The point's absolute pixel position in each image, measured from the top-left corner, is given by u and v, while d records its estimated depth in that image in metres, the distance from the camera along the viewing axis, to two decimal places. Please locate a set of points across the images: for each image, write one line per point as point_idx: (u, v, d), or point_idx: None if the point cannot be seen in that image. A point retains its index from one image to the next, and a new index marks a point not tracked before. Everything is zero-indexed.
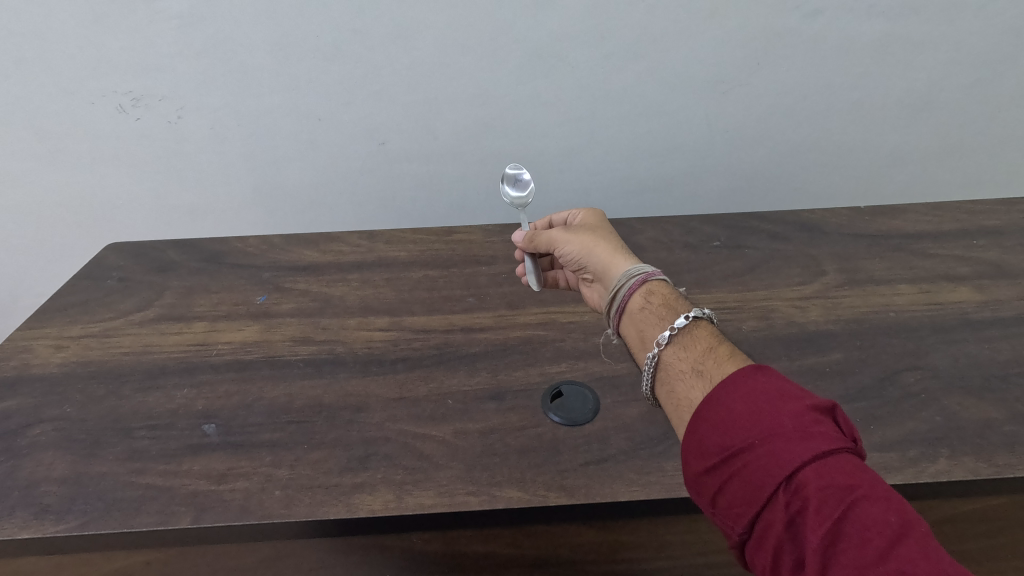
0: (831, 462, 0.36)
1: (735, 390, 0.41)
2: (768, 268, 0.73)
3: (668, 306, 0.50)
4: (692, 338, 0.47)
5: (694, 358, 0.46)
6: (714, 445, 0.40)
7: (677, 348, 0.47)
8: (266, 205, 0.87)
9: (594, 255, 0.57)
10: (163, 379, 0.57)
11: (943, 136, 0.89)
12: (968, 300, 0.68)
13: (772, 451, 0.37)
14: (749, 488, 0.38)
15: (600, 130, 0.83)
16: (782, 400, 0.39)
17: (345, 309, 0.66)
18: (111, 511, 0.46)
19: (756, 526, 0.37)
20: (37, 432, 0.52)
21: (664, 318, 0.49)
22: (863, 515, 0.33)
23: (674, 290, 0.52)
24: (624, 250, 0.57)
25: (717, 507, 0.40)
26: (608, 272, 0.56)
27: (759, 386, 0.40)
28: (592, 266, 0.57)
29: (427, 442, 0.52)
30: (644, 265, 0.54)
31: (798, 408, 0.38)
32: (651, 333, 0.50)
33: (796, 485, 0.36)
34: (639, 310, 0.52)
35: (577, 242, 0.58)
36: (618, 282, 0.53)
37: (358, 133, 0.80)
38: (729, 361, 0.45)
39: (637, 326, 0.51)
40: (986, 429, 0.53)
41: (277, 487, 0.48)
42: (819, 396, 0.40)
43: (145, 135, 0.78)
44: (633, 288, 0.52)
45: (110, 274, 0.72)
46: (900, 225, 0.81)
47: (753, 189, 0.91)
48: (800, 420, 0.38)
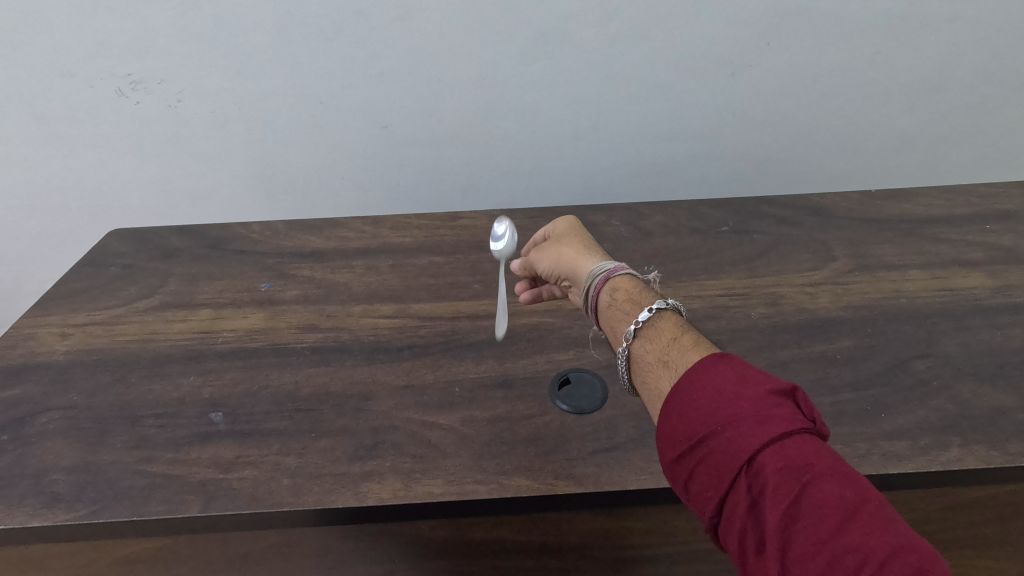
0: (789, 445, 0.35)
1: (699, 379, 0.40)
2: (778, 254, 0.72)
3: (633, 301, 0.50)
4: (656, 330, 0.47)
5: (659, 350, 0.46)
6: (679, 433, 0.40)
7: (644, 342, 0.47)
8: (270, 190, 0.86)
9: (562, 264, 0.56)
10: (168, 367, 0.57)
11: (954, 118, 0.88)
12: (981, 286, 0.67)
13: (734, 436, 0.37)
14: (713, 474, 0.37)
15: (606, 113, 0.82)
16: (743, 386, 0.38)
17: (350, 296, 0.65)
18: (121, 499, 0.46)
19: (722, 510, 0.37)
20: (45, 421, 0.52)
21: (629, 313, 0.49)
22: (821, 494, 0.33)
23: (640, 283, 0.52)
24: (589, 250, 0.56)
25: (687, 493, 0.39)
26: (577, 275, 0.55)
27: (722, 373, 0.40)
28: (564, 275, 0.57)
29: (434, 430, 0.51)
30: (606, 262, 0.54)
31: (757, 393, 0.38)
32: (620, 329, 0.49)
33: (756, 469, 0.35)
34: (607, 308, 0.51)
35: (547, 255, 0.58)
36: (584, 285, 0.53)
37: (361, 116, 0.79)
38: (694, 349, 0.45)
39: (608, 323, 0.51)
40: (999, 416, 0.52)
41: (286, 475, 0.48)
42: (779, 379, 0.39)
43: (145, 119, 0.77)
44: (597, 288, 0.52)
45: (115, 261, 0.71)
46: (911, 209, 0.80)
47: (761, 172, 0.90)
48: (759, 404, 0.37)
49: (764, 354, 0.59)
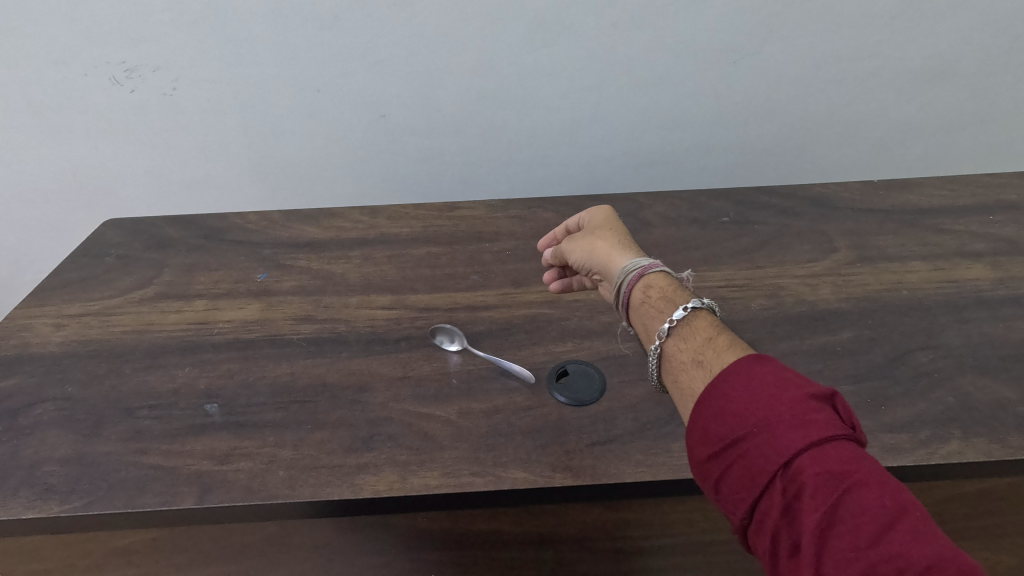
0: (827, 449, 0.35)
1: (735, 380, 0.40)
2: (779, 245, 0.72)
3: (668, 298, 0.49)
4: (691, 329, 0.47)
5: (695, 349, 0.45)
6: (715, 433, 0.40)
7: (677, 340, 0.47)
8: (266, 178, 0.85)
9: (596, 257, 0.56)
10: (164, 358, 0.56)
11: (959, 108, 0.87)
12: (984, 278, 0.66)
13: (770, 437, 0.37)
14: (748, 475, 0.37)
15: (606, 102, 0.81)
16: (780, 387, 0.38)
17: (346, 287, 0.65)
18: (116, 491, 0.46)
19: (756, 511, 0.37)
20: (39, 412, 0.52)
21: (664, 310, 0.48)
22: (860, 500, 0.33)
23: (675, 280, 0.51)
24: (624, 245, 0.56)
25: (720, 493, 0.39)
26: (611, 270, 0.54)
27: (758, 375, 0.39)
28: (597, 269, 0.56)
29: (431, 422, 0.51)
30: (642, 258, 0.53)
31: (796, 395, 0.38)
32: (653, 326, 0.49)
33: (792, 472, 0.35)
34: (641, 304, 0.51)
35: (581, 249, 0.57)
36: (617, 279, 0.52)
37: (358, 104, 0.78)
38: (729, 349, 0.44)
39: (641, 320, 0.50)
40: (1000, 409, 0.52)
41: (281, 467, 0.47)
42: (819, 383, 0.39)
43: (140, 107, 0.77)
44: (632, 283, 0.51)
45: (109, 251, 0.71)
46: (914, 200, 0.79)
47: (763, 162, 0.90)
48: (797, 407, 0.37)
49: (764, 346, 0.58)
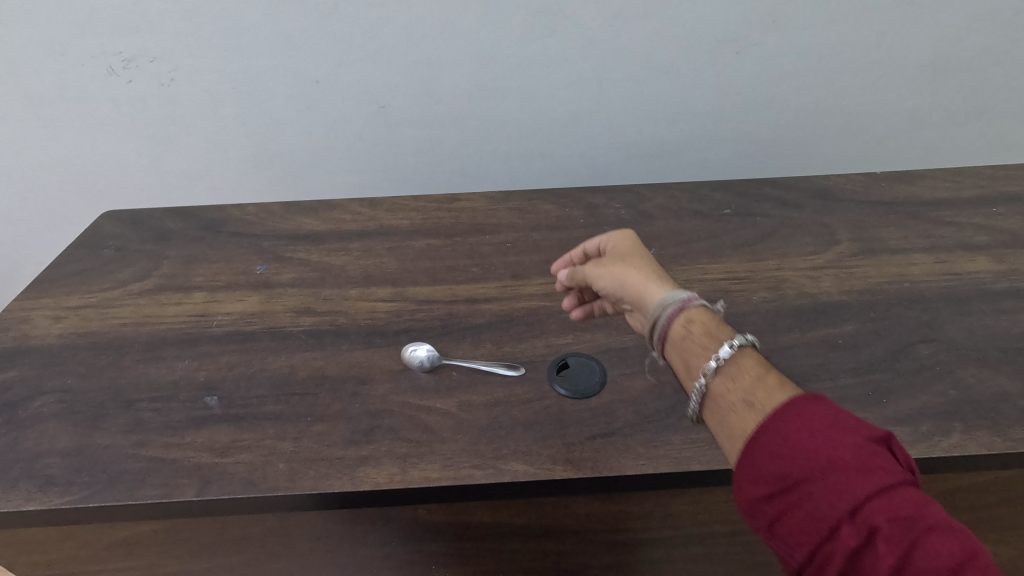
0: (899, 499, 0.34)
1: (789, 420, 0.39)
2: (780, 238, 0.71)
3: (711, 335, 0.47)
4: (739, 368, 0.44)
5: (745, 389, 0.43)
6: (769, 472, 0.38)
7: (725, 379, 0.44)
8: (266, 170, 0.85)
9: (626, 285, 0.52)
10: (163, 351, 0.56)
11: (963, 99, 0.86)
12: (986, 270, 0.66)
13: (837, 483, 0.36)
14: (810, 519, 0.36)
15: (607, 92, 0.81)
16: (840, 430, 0.37)
17: (346, 280, 0.65)
18: (116, 483, 0.46)
19: (817, 556, 0.36)
20: (39, 404, 0.52)
21: (708, 348, 0.46)
22: (938, 553, 0.32)
23: (715, 314, 0.49)
24: (657, 273, 0.52)
25: (771, 533, 0.38)
26: (644, 301, 0.51)
27: (814, 415, 0.39)
28: (627, 298, 0.53)
29: (431, 414, 0.51)
30: (679, 290, 0.50)
31: (858, 439, 0.37)
32: (696, 363, 0.46)
33: (864, 522, 0.34)
34: (681, 340, 0.48)
35: (609, 275, 0.53)
36: (653, 313, 0.49)
37: (357, 95, 0.78)
38: (781, 391, 0.42)
39: (680, 356, 0.48)
40: (1002, 402, 0.52)
41: (281, 460, 0.47)
42: (874, 426, 0.38)
43: (138, 98, 0.77)
44: (671, 317, 0.48)
45: (108, 243, 0.70)
46: (917, 191, 0.79)
47: (764, 154, 0.89)
48: (861, 452, 0.36)
49: (766, 339, 0.58)
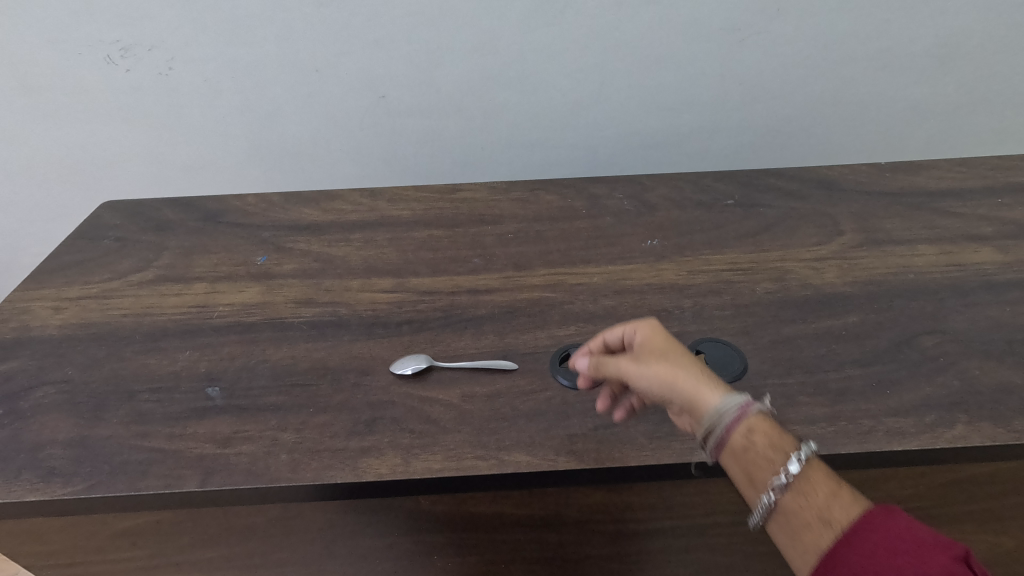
0: None
1: (869, 530, 0.38)
2: (784, 229, 0.71)
3: (777, 446, 0.43)
4: (810, 483, 0.42)
5: (820, 507, 0.41)
6: None
7: (797, 495, 0.42)
8: (265, 161, 0.85)
9: (677, 390, 0.45)
10: (164, 342, 0.56)
11: (968, 89, 0.86)
12: (991, 261, 0.66)
13: None
14: None
15: (610, 82, 0.80)
16: (923, 542, 0.37)
17: (347, 271, 0.64)
18: (119, 474, 0.46)
19: None
20: (40, 395, 0.52)
21: (776, 461, 0.42)
22: None
23: (773, 421, 0.44)
24: (706, 374, 0.45)
25: None
26: (698, 408, 0.44)
27: (894, 526, 0.38)
28: (673, 401, 0.45)
29: (433, 406, 0.51)
30: (736, 395, 0.44)
31: (942, 551, 0.36)
32: (763, 477, 0.42)
33: None
34: (743, 451, 0.43)
35: (652, 374, 0.46)
36: (712, 422, 0.43)
37: (357, 85, 0.78)
38: (857, 507, 0.40)
39: (741, 468, 0.43)
40: (1006, 393, 0.52)
41: (284, 451, 0.47)
42: (955, 542, 0.38)
43: (137, 87, 0.77)
44: (733, 426, 0.43)
45: (107, 234, 0.70)
46: (921, 182, 0.79)
47: (768, 144, 0.89)
48: (946, 562, 0.36)
49: (769, 330, 0.58)
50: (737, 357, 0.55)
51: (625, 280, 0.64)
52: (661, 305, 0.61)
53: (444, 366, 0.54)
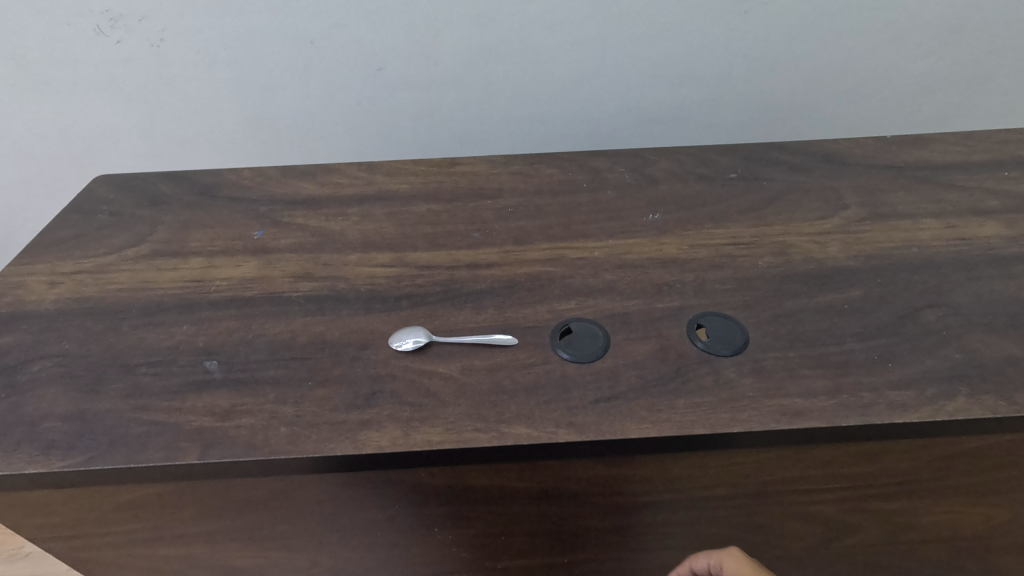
0: None
1: None
2: (787, 202, 0.70)
3: None
4: None
5: None
6: None
7: None
8: (261, 136, 0.84)
9: None
10: (161, 316, 0.56)
11: (977, 61, 0.85)
12: (996, 235, 0.65)
13: None
14: None
15: (612, 55, 0.79)
16: None
17: (345, 245, 0.64)
18: (118, 446, 0.46)
19: None
20: (37, 368, 0.52)
21: None
22: None
23: None
24: None
25: None
26: None
27: None
28: None
29: (433, 378, 0.51)
30: None
31: None
32: None
33: None
34: None
35: None
36: None
37: (356, 58, 0.77)
38: None
39: None
40: (1009, 366, 0.51)
41: (283, 424, 0.47)
42: None
43: (129, 59, 0.76)
44: None
45: (101, 208, 0.70)
46: (927, 155, 0.78)
47: (773, 118, 0.88)
48: None
49: (771, 304, 0.57)
50: (739, 331, 0.55)
51: (625, 254, 0.63)
52: (662, 279, 0.60)
53: (442, 340, 0.54)
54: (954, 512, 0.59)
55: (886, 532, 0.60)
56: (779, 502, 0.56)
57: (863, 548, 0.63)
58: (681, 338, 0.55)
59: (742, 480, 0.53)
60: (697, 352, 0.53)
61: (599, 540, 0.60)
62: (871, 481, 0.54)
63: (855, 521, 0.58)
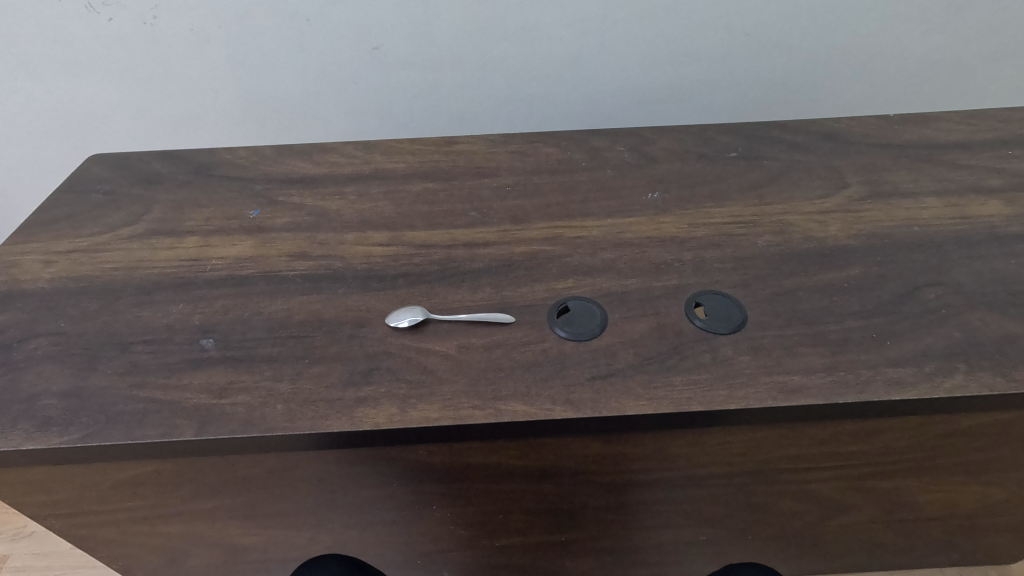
0: None
1: None
2: (788, 181, 0.70)
3: None
4: None
5: None
6: None
7: None
8: (256, 116, 0.84)
9: None
10: (157, 295, 0.56)
11: (983, 38, 0.84)
12: (998, 214, 0.65)
13: None
14: None
15: (612, 33, 0.79)
16: None
17: (342, 224, 0.64)
18: (115, 423, 0.46)
19: None
20: (33, 346, 0.52)
21: None
22: None
23: None
24: None
25: None
26: None
27: None
28: None
29: (430, 356, 0.51)
30: None
31: None
32: None
33: None
34: None
35: None
36: None
37: (351, 35, 0.77)
38: None
39: None
40: (1008, 343, 0.51)
41: (280, 401, 0.48)
42: None
43: (122, 38, 0.76)
44: None
45: (95, 187, 0.70)
46: (930, 134, 0.77)
47: (775, 97, 0.87)
48: None
49: (769, 282, 0.57)
50: (737, 309, 0.54)
51: (624, 233, 0.63)
52: (660, 258, 0.60)
53: (440, 319, 0.54)
54: (950, 491, 0.59)
55: (883, 510, 0.60)
56: (776, 481, 0.56)
57: (860, 526, 0.63)
58: (679, 316, 0.54)
59: (739, 458, 0.53)
60: (695, 330, 0.53)
61: (597, 518, 0.61)
62: (869, 460, 0.54)
63: (851, 499, 0.59)
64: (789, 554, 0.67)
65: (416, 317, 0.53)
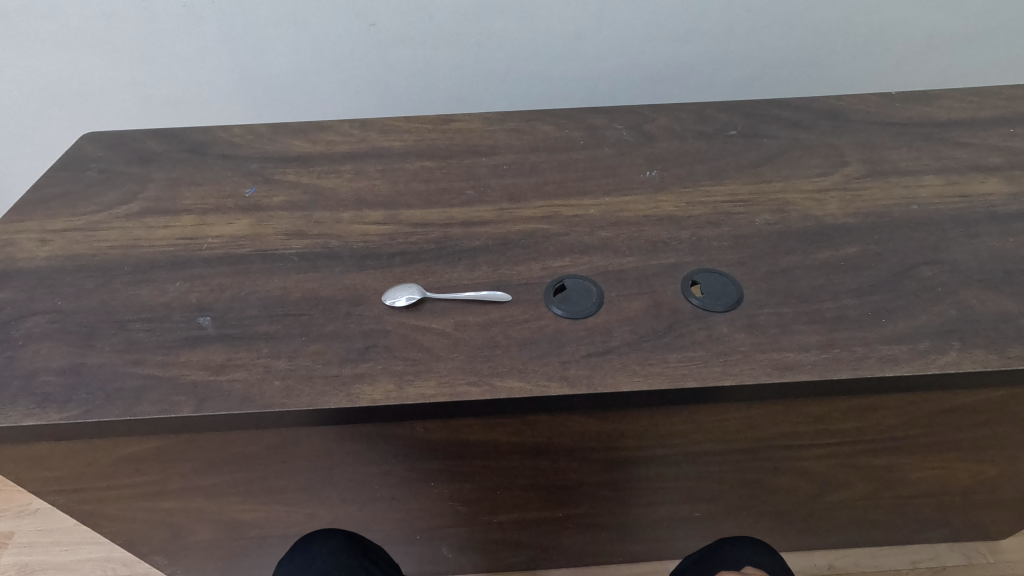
0: None
1: None
2: (786, 159, 0.70)
3: None
4: None
5: None
6: None
7: None
8: (252, 93, 0.84)
9: None
10: (153, 273, 0.56)
11: (987, 15, 0.83)
12: (998, 192, 0.64)
13: None
14: None
15: (610, 9, 0.78)
16: None
17: (338, 202, 0.64)
18: (113, 399, 0.47)
19: None
20: (31, 324, 0.52)
21: None
22: None
23: None
24: None
25: None
26: None
27: None
28: None
29: (426, 334, 0.51)
30: None
31: None
32: None
33: None
34: None
35: None
36: None
37: (347, 12, 0.76)
38: None
39: None
40: (1003, 321, 0.51)
41: (277, 377, 0.48)
42: None
43: (114, 14, 0.76)
44: None
45: (91, 165, 0.70)
46: (931, 112, 0.77)
47: (776, 74, 0.87)
48: None
49: (766, 260, 0.57)
50: (733, 286, 0.55)
51: (621, 212, 0.63)
52: (657, 236, 0.60)
53: (436, 296, 0.54)
54: (944, 467, 0.59)
55: (876, 487, 0.61)
56: (772, 458, 0.56)
57: (856, 502, 0.63)
58: (675, 294, 0.54)
59: (735, 435, 0.53)
60: (691, 308, 0.53)
61: (594, 494, 0.61)
62: (864, 437, 0.55)
63: (847, 476, 0.59)
64: (786, 529, 0.68)
65: (411, 296, 0.53)
